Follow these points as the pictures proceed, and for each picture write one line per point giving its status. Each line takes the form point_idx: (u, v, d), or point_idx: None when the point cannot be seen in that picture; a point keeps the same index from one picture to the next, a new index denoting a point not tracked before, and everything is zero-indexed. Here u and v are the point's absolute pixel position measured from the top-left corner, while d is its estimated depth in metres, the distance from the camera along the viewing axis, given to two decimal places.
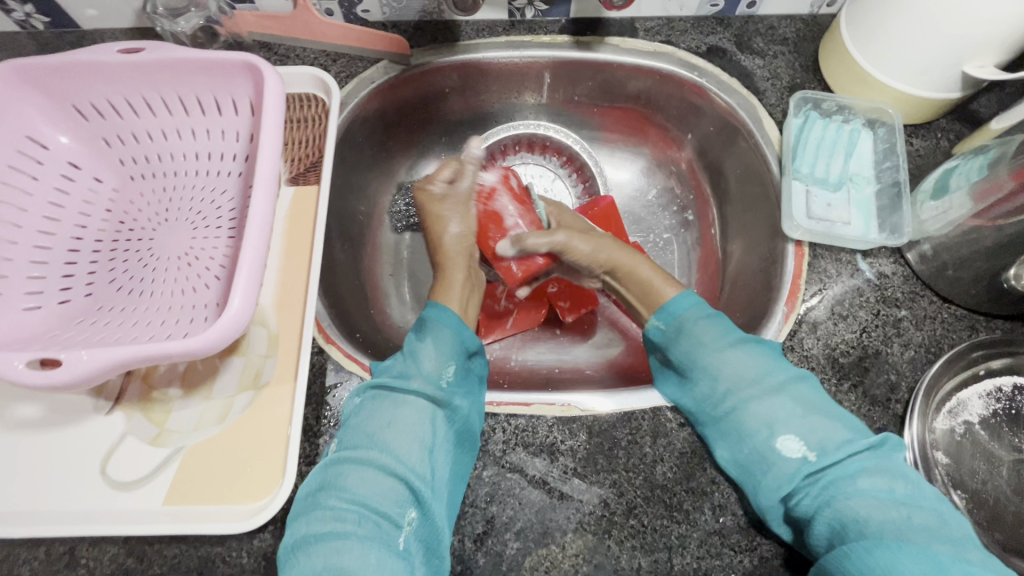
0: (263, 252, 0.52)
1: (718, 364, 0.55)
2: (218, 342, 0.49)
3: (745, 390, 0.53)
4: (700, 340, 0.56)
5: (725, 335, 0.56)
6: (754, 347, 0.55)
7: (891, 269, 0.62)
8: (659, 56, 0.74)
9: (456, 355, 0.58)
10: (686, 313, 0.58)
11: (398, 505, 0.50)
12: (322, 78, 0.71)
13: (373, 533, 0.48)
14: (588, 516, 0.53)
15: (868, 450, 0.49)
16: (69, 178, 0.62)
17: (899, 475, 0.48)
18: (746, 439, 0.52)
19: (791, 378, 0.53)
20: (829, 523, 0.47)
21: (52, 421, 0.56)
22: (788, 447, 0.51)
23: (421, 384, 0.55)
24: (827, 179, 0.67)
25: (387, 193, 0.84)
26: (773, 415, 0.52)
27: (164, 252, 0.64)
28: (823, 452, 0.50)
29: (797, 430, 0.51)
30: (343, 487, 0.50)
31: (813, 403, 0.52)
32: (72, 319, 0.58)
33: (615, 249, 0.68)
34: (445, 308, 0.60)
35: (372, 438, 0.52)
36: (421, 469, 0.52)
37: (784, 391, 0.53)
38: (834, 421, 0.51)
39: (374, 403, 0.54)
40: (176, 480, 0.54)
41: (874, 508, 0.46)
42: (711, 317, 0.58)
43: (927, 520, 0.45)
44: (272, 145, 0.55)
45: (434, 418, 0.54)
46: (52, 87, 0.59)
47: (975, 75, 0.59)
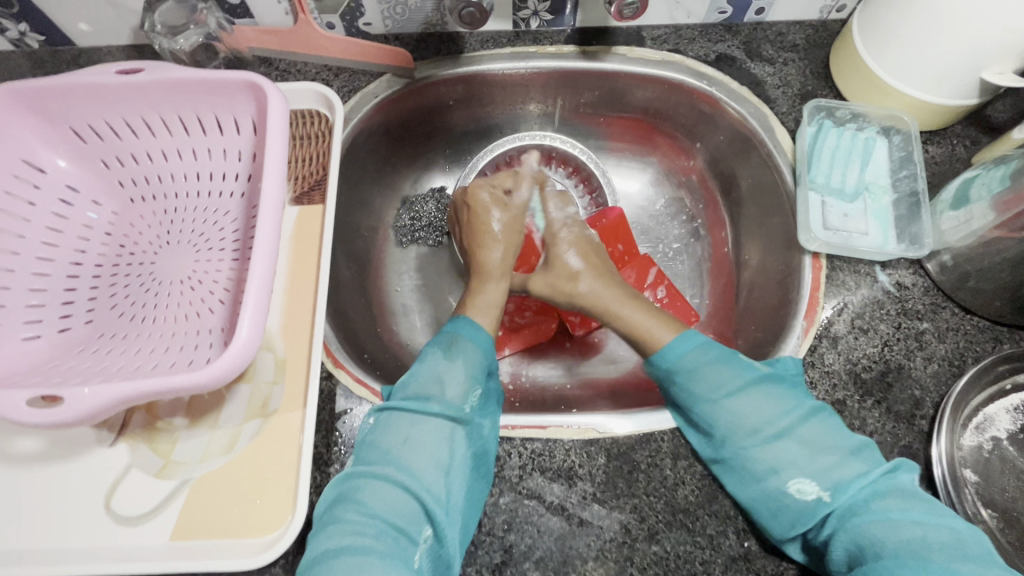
0: (270, 278, 0.50)
1: (724, 412, 0.53)
2: (225, 373, 0.47)
3: (753, 437, 0.52)
4: (699, 385, 0.55)
5: (730, 377, 0.54)
6: (760, 387, 0.54)
7: (911, 280, 0.61)
8: (667, 65, 0.72)
9: (477, 376, 0.57)
10: (688, 355, 0.57)
11: (415, 522, 0.49)
12: (326, 94, 0.69)
13: (391, 549, 0.47)
14: (609, 543, 0.52)
15: (883, 475, 0.48)
16: (67, 202, 0.61)
17: (913, 495, 0.47)
18: (758, 483, 0.51)
19: (794, 421, 0.51)
20: (846, 547, 0.46)
21: (54, 455, 0.55)
22: (802, 490, 0.49)
23: (440, 406, 0.54)
24: (843, 189, 0.66)
25: (392, 207, 0.83)
26: (782, 455, 0.50)
27: (166, 276, 0.62)
28: (837, 491, 0.48)
29: (808, 472, 0.49)
30: (361, 501, 0.49)
31: (823, 444, 0.50)
32: (73, 348, 0.57)
33: (626, 266, 0.70)
34: (474, 326, 0.61)
35: (389, 454, 0.51)
36: (437, 489, 0.51)
37: (787, 436, 0.51)
38: (846, 458, 0.49)
39: (392, 420, 0.53)
40: (184, 514, 0.53)
41: (891, 530, 0.45)
42: (710, 357, 0.56)
43: (943, 537, 0.44)
44: (277, 166, 0.53)
45: (454, 437, 0.53)
46: (48, 109, 0.57)
47: (994, 80, 0.57)
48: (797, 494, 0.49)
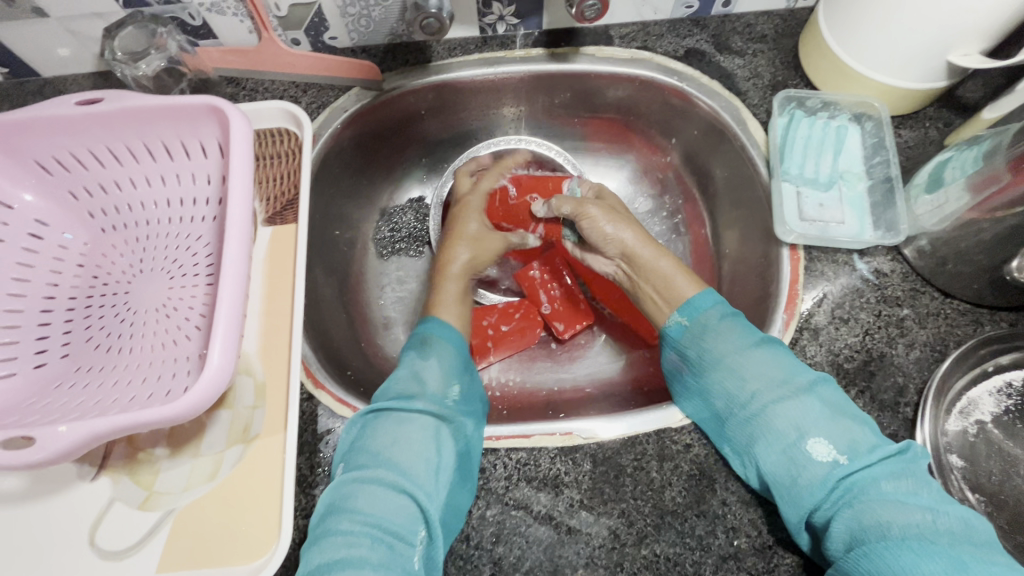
0: (241, 303, 0.50)
1: (742, 364, 0.54)
2: (200, 403, 0.47)
3: (772, 392, 0.53)
4: (720, 341, 0.57)
5: (746, 335, 0.56)
6: (775, 347, 0.55)
7: (889, 266, 0.61)
8: (636, 63, 0.72)
9: (456, 375, 0.60)
10: (708, 313, 0.59)
11: (410, 522, 0.49)
12: (293, 111, 0.68)
13: (386, 557, 0.47)
14: (598, 550, 0.52)
15: (896, 455, 0.48)
16: (37, 236, 0.60)
17: (924, 481, 0.47)
18: (778, 442, 0.50)
19: (814, 380, 0.52)
20: (848, 525, 0.46)
21: (34, 493, 0.54)
22: (818, 450, 0.49)
23: (424, 404, 0.56)
24: (817, 179, 0.66)
25: (371, 220, 0.83)
26: (801, 420, 0.51)
27: (142, 305, 0.62)
28: (854, 455, 0.48)
29: (827, 434, 0.49)
30: (354, 509, 0.49)
31: (840, 407, 0.51)
32: (50, 384, 0.56)
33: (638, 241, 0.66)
34: (440, 325, 0.64)
35: (378, 456, 0.52)
36: (429, 487, 0.51)
37: (813, 392, 0.52)
38: (862, 424, 0.50)
39: (377, 423, 0.54)
40: (169, 546, 0.52)
41: (899, 512, 0.45)
42: (734, 318, 0.59)
43: (952, 525, 0.43)
44: (241, 187, 0.52)
45: (439, 434, 0.54)
46: (11, 145, 0.56)
47: (960, 63, 0.57)
48: (813, 457, 0.49)
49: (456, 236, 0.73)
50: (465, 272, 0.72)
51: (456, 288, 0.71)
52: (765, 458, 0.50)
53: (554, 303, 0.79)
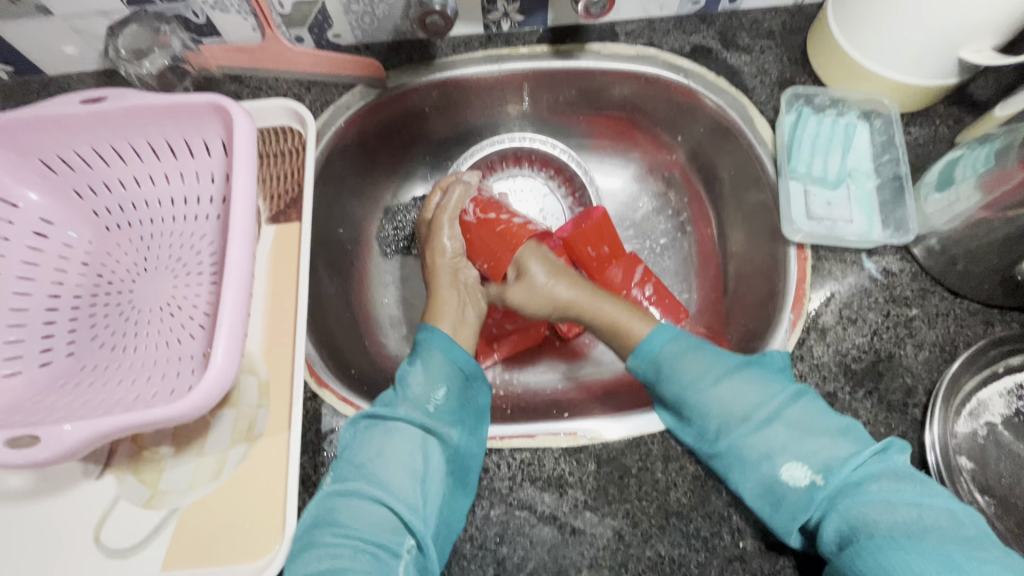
0: (245, 301, 0.50)
1: (710, 399, 0.53)
2: (204, 403, 0.47)
3: (741, 424, 0.51)
4: (685, 374, 0.54)
5: (706, 366, 0.54)
6: (738, 373, 0.54)
7: (898, 266, 0.60)
8: (642, 60, 0.71)
9: (445, 378, 0.58)
10: (664, 349, 0.56)
11: (394, 534, 0.50)
12: (296, 109, 0.68)
13: (371, 566, 0.48)
14: (602, 551, 0.51)
15: (874, 456, 0.48)
16: (42, 235, 0.60)
17: (907, 477, 0.47)
18: (750, 471, 0.50)
19: (783, 402, 0.52)
20: (837, 529, 0.46)
21: (40, 491, 0.54)
22: (793, 476, 0.49)
23: (409, 411, 0.55)
24: (825, 177, 0.65)
25: (374, 218, 0.82)
26: (777, 438, 0.50)
27: (146, 303, 0.62)
28: (829, 474, 0.48)
29: (799, 455, 0.49)
30: (338, 522, 0.49)
31: (813, 426, 0.50)
32: (56, 382, 0.57)
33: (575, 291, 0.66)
34: (434, 329, 0.61)
35: (362, 468, 0.52)
36: (413, 500, 0.51)
37: (777, 418, 0.51)
38: (836, 437, 0.49)
39: (366, 433, 0.54)
40: (173, 544, 0.52)
41: (884, 510, 0.45)
42: (691, 344, 0.56)
43: (938, 520, 0.44)
44: (246, 185, 0.52)
45: (426, 447, 0.54)
46: (16, 143, 0.56)
47: (972, 59, 0.56)
48: (790, 481, 0.49)
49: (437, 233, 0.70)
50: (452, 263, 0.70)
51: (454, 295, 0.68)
52: (742, 483, 0.51)
53: None
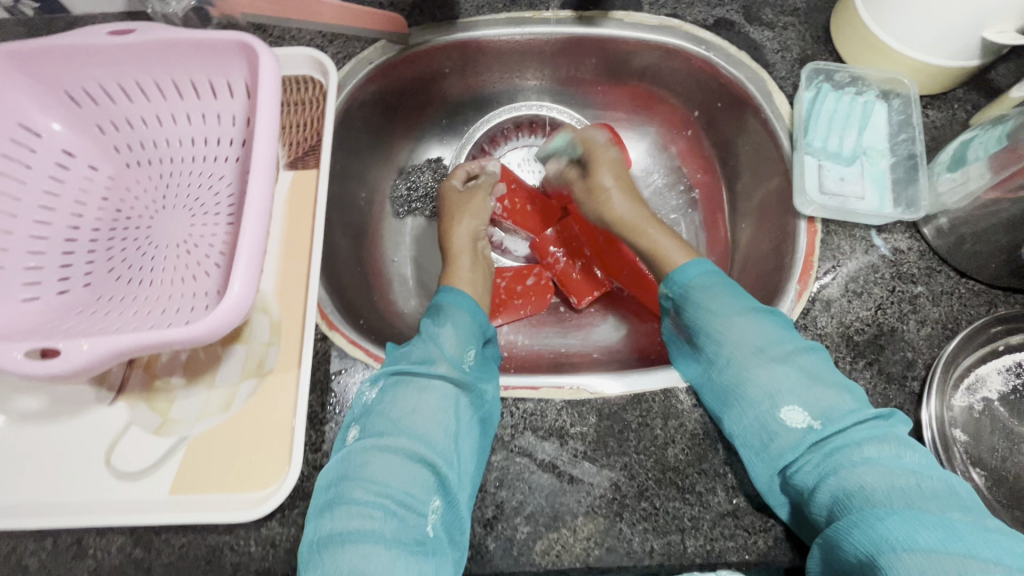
0: (263, 237, 0.50)
1: (726, 330, 0.55)
2: (218, 329, 0.48)
3: (746, 359, 0.53)
4: (709, 305, 0.57)
5: (734, 303, 0.56)
6: (764, 316, 0.55)
7: (906, 244, 0.61)
8: (664, 30, 0.71)
9: (473, 340, 0.60)
10: (692, 282, 0.59)
11: (425, 493, 0.49)
12: (318, 58, 0.69)
13: (399, 529, 0.47)
14: (599, 500, 0.52)
15: (874, 419, 0.49)
16: (64, 166, 0.61)
17: (906, 444, 0.47)
18: (750, 409, 0.51)
19: (798, 349, 0.53)
20: (833, 493, 0.46)
21: (55, 412, 0.56)
22: (792, 418, 0.50)
23: (445, 369, 0.55)
24: (840, 153, 0.65)
25: (389, 177, 0.83)
26: (780, 384, 0.51)
27: (162, 240, 0.63)
28: (828, 420, 0.49)
29: (802, 401, 0.50)
30: (369, 479, 0.49)
31: (819, 377, 0.51)
32: (72, 309, 0.57)
33: (635, 212, 0.68)
34: (458, 293, 0.63)
35: (397, 424, 0.52)
36: (446, 455, 0.51)
37: (790, 361, 0.52)
38: (840, 390, 0.51)
39: (397, 390, 0.54)
40: (181, 470, 0.53)
41: (883, 476, 0.45)
42: (720, 282, 0.59)
43: (936, 488, 0.44)
44: (269, 123, 0.53)
45: (458, 402, 0.54)
46: (42, 71, 0.57)
47: (995, 40, 0.56)
48: (786, 422, 0.50)
49: (463, 210, 0.74)
50: (469, 242, 0.72)
51: (470, 261, 0.71)
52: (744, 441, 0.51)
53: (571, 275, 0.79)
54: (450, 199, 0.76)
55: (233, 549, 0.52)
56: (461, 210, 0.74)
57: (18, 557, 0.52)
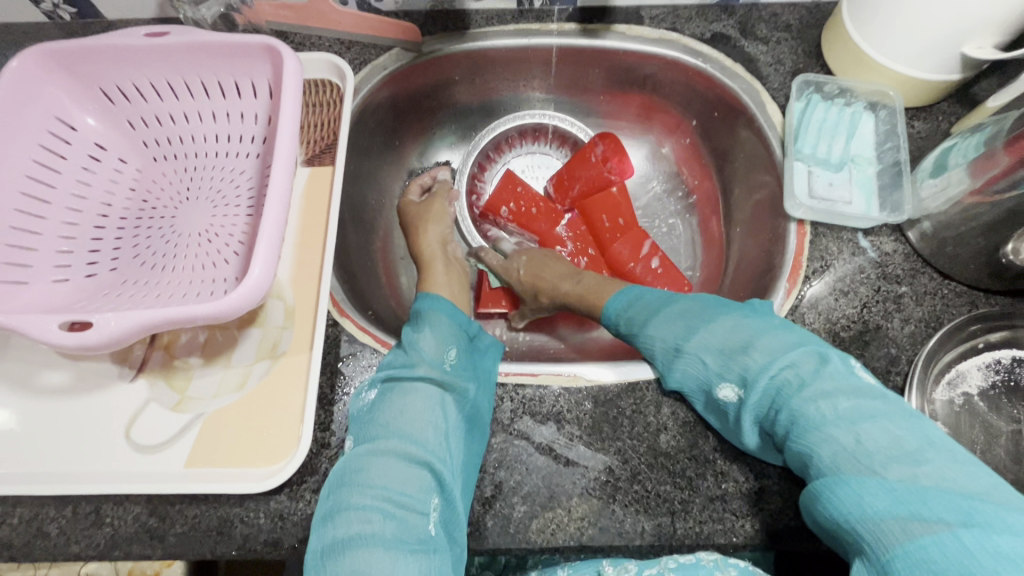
0: (282, 224, 0.54)
1: (652, 338, 0.58)
2: (238, 307, 0.51)
3: (671, 356, 0.55)
4: (636, 322, 0.60)
5: (654, 311, 0.59)
6: (679, 309, 0.58)
7: (892, 247, 0.64)
8: (664, 43, 0.75)
9: (455, 340, 0.61)
10: (620, 312, 0.63)
11: (422, 493, 0.51)
12: (337, 63, 0.73)
13: (398, 529, 0.49)
14: (593, 482, 0.55)
15: (800, 374, 0.48)
16: (96, 158, 0.65)
17: (842, 391, 0.46)
18: (697, 397, 0.54)
19: (708, 329, 0.54)
20: (796, 459, 0.46)
21: (80, 388, 0.59)
22: (727, 397, 0.51)
23: (425, 370, 0.57)
24: (829, 159, 0.68)
25: (398, 178, 0.87)
26: (704, 361, 0.53)
27: (184, 229, 0.66)
28: (749, 388, 0.50)
29: (724, 374, 0.51)
30: (365, 483, 0.51)
31: (738, 344, 0.52)
32: (100, 291, 0.61)
33: (543, 271, 0.75)
34: (434, 297, 0.65)
35: (388, 427, 0.54)
36: (439, 453, 0.53)
37: (700, 346, 0.53)
38: (755, 346, 0.51)
39: (385, 396, 0.56)
40: (196, 445, 0.56)
41: (823, 439, 0.44)
42: (644, 295, 0.63)
43: (877, 440, 0.42)
44: (291, 120, 0.57)
45: (443, 403, 0.56)
46: (81, 70, 0.62)
47: (974, 55, 0.60)
48: (724, 401, 0.52)
49: (428, 218, 0.78)
50: (442, 249, 0.77)
51: (443, 266, 0.75)
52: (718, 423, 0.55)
53: None
54: (410, 211, 0.80)
55: (244, 521, 0.55)
56: (425, 219, 0.78)
57: (39, 524, 0.55)
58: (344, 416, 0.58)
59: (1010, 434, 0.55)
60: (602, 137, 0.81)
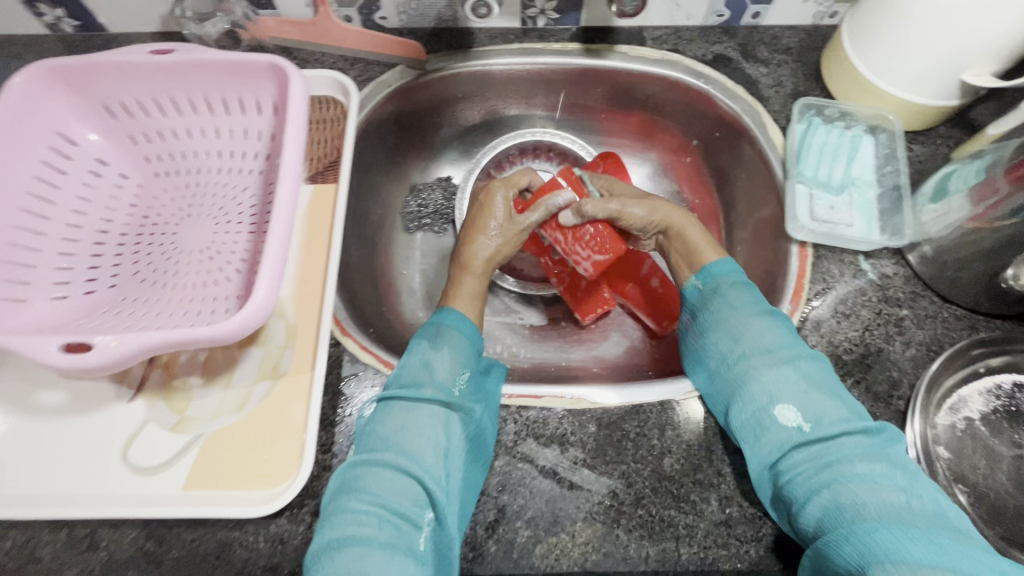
0: (287, 245, 0.53)
1: (741, 328, 0.58)
2: (242, 329, 0.51)
3: (756, 357, 0.56)
4: (729, 302, 0.60)
5: (753, 304, 0.60)
6: (776, 320, 0.58)
7: (892, 270, 0.64)
8: (666, 64, 0.76)
9: (469, 364, 0.60)
10: (723, 277, 0.63)
11: (416, 505, 0.51)
12: (342, 81, 0.73)
13: (392, 537, 0.48)
14: (597, 506, 0.54)
15: (866, 434, 0.51)
16: (97, 174, 0.65)
17: (895, 464, 0.49)
18: (747, 404, 0.54)
19: (798, 355, 0.56)
20: (823, 506, 0.48)
21: (76, 407, 0.58)
22: (785, 416, 0.53)
23: (432, 391, 0.56)
24: (830, 182, 0.69)
25: (400, 194, 0.86)
26: (782, 385, 0.54)
27: (185, 246, 0.66)
28: (818, 424, 0.52)
29: (796, 402, 0.53)
30: (363, 489, 0.50)
31: (818, 386, 0.54)
32: (98, 309, 0.60)
33: (668, 209, 0.69)
34: (454, 314, 0.64)
35: (387, 441, 0.53)
36: (437, 472, 0.53)
37: (791, 364, 0.55)
38: (836, 399, 0.53)
39: (387, 410, 0.56)
40: (196, 466, 0.55)
41: (872, 491, 0.47)
42: (747, 286, 0.62)
43: (923, 507, 0.46)
44: (296, 139, 0.57)
45: (447, 422, 0.55)
46: (84, 86, 0.61)
47: (973, 82, 0.61)
48: (780, 420, 0.53)
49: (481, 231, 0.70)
50: (487, 267, 0.70)
51: (475, 282, 0.70)
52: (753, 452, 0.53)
53: (574, 291, 0.79)
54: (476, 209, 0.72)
55: (242, 545, 0.54)
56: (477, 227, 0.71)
57: (32, 548, 0.54)
58: (347, 438, 0.58)
59: (1012, 459, 0.55)
60: (602, 158, 0.82)
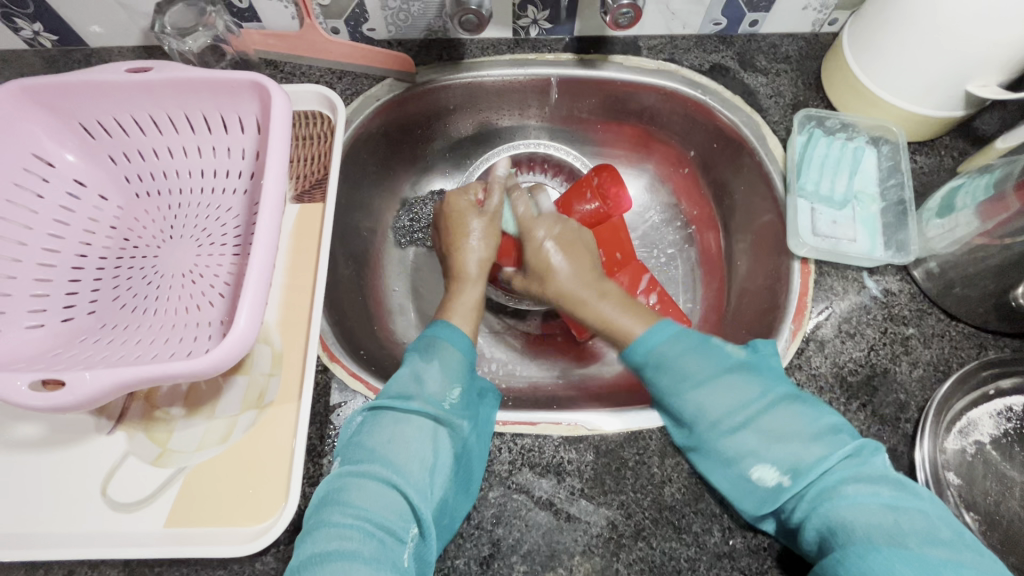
0: (270, 270, 0.51)
1: (694, 400, 0.54)
2: (221, 363, 0.48)
3: (718, 427, 0.52)
4: (676, 375, 0.55)
5: (699, 367, 0.55)
6: (726, 376, 0.54)
7: (898, 286, 0.62)
8: (662, 74, 0.74)
9: (460, 378, 0.58)
10: (661, 347, 0.57)
11: (401, 519, 0.49)
12: (328, 96, 0.71)
13: (378, 552, 0.46)
14: (596, 539, 0.52)
15: (848, 458, 0.49)
16: (75, 196, 0.62)
17: (882, 480, 0.47)
18: (725, 468, 0.52)
19: (760, 409, 0.52)
20: (818, 530, 0.47)
21: (53, 441, 0.56)
22: (762, 476, 0.50)
23: (421, 404, 0.54)
24: (832, 197, 0.67)
25: (392, 209, 0.84)
26: (749, 441, 0.51)
27: (168, 269, 0.64)
28: (796, 476, 0.49)
29: (771, 455, 0.50)
30: (347, 502, 0.49)
31: (788, 430, 0.51)
32: (76, 337, 0.58)
33: (581, 283, 0.65)
34: (452, 327, 0.61)
35: (373, 453, 0.51)
36: (422, 485, 0.51)
37: (751, 425, 0.52)
38: (810, 442, 0.50)
39: (376, 420, 0.54)
40: (177, 503, 0.53)
41: (861, 513, 0.45)
42: (690, 348, 0.56)
43: (915, 524, 0.44)
44: (279, 161, 0.54)
45: (434, 436, 0.53)
46: (60, 105, 0.59)
47: (978, 93, 0.59)
48: (757, 481, 0.50)
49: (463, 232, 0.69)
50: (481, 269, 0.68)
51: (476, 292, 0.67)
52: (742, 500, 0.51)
53: None
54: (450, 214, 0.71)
55: None
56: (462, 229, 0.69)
57: None
58: None
59: None
60: (596, 171, 0.80)
